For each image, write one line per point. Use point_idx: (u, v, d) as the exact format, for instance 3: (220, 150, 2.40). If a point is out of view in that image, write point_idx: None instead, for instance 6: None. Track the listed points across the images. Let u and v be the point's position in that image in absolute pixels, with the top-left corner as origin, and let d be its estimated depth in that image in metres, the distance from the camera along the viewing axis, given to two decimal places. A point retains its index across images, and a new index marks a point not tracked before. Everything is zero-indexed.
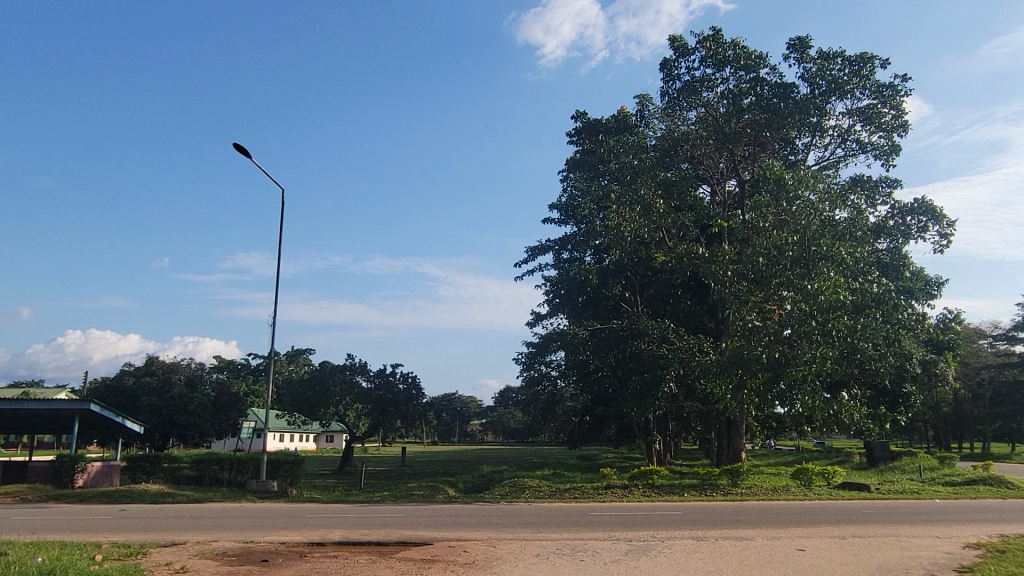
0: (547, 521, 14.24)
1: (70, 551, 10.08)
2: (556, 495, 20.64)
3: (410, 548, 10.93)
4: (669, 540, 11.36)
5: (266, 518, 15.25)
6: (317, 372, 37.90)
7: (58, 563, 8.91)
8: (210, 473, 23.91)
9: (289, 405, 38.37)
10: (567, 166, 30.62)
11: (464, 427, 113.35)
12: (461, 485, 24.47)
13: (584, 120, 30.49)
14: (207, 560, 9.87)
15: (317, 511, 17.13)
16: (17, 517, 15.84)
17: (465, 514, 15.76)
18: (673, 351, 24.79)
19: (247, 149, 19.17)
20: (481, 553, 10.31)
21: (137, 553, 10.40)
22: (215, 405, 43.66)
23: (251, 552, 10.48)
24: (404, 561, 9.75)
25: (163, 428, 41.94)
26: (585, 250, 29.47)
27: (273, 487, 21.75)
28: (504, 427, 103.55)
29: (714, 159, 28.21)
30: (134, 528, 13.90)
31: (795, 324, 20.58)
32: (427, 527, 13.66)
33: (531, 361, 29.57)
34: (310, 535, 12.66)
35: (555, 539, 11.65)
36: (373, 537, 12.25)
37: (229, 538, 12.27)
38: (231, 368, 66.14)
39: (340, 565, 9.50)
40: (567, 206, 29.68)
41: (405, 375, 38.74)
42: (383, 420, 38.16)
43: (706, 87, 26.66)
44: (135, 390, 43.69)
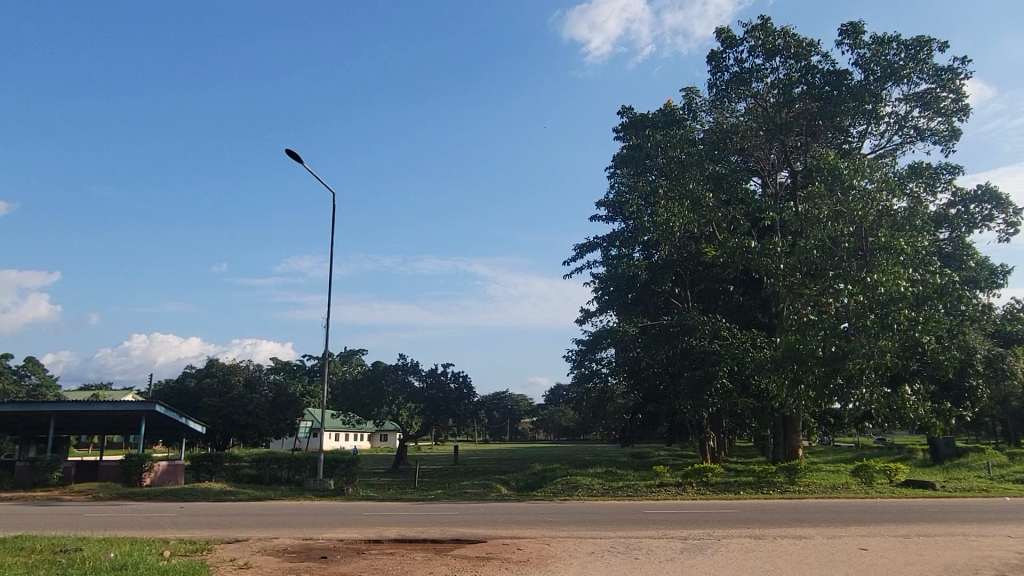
0: (601, 519, 14.19)
1: (140, 547, 10.50)
2: (609, 493, 20.51)
3: (465, 546, 11.04)
4: (726, 539, 11.22)
5: (324, 516, 15.59)
6: (370, 372, 38.55)
7: (128, 559, 9.25)
8: (269, 471, 24.59)
9: (344, 405, 39.22)
10: (614, 163, 30.48)
11: (515, 426, 113.92)
12: (513, 484, 24.54)
13: (631, 115, 30.29)
14: (269, 556, 10.15)
15: (374, 508, 17.43)
16: (90, 515, 16.56)
17: (518, 512, 15.84)
18: (727, 347, 24.46)
19: (299, 155, 19.72)
20: (536, 551, 10.35)
21: (202, 549, 10.77)
22: (273, 405, 44.86)
23: (311, 549, 10.75)
24: (458, 559, 9.83)
25: (224, 428, 43.28)
26: (634, 246, 29.27)
27: (330, 485, 22.20)
28: (556, 425, 103.73)
29: (764, 150, 27.64)
30: (199, 525, 14.39)
31: (853, 317, 19.98)
32: (481, 525, 13.78)
33: (582, 359, 29.56)
34: (367, 532, 12.93)
35: (610, 537, 11.63)
36: (428, 535, 12.41)
37: (290, 535, 12.64)
38: (287, 369, 68.02)
39: (395, 562, 9.63)
40: (615, 202, 29.54)
41: (456, 374, 39.01)
42: (435, 419, 38.53)
43: (756, 78, 26.18)
44: (197, 391, 45.23)
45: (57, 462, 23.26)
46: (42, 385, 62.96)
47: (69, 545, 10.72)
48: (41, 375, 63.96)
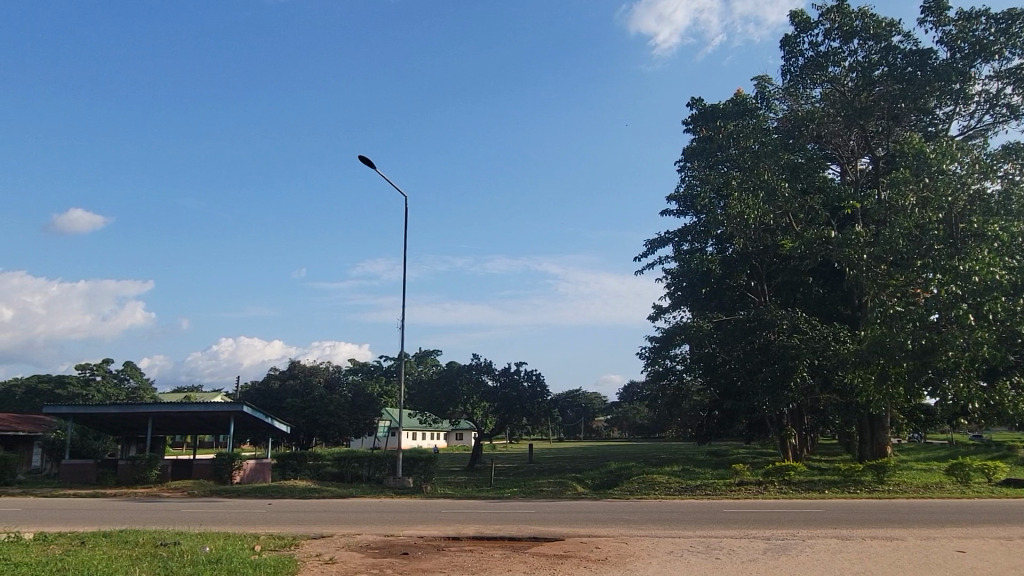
0: (680, 518, 14.04)
1: (233, 542, 11.01)
2: (686, 492, 20.21)
3: (543, 544, 11.11)
4: (811, 539, 10.92)
5: (405, 514, 15.98)
6: (444, 372, 39.21)
7: (223, 553, 9.74)
8: (351, 470, 25.36)
9: (420, 405, 40.05)
10: (684, 156, 30.10)
11: (589, 424, 113.63)
12: (589, 482, 24.50)
13: (700, 106, 29.76)
14: (352, 552, 10.48)
15: (451, 506, 17.70)
16: (187, 511, 17.46)
17: (596, 511, 15.85)
18: (808, 342, 23.77)
19: (371, 160, 20.19)
20: (614, 549, 10.35)
21: (290, 544, 11.23)
22: (352, 405, 46.14)
23: (392, 546, 11.04)
24: (536, 556, 9.90)
25: (307, 428, 44.73)
26: (706, 240, 28.78)
27: (409, 483, 22.72)
28: (631, 423, 102.68)
29: (843, 137, 26.65)
30: (288, 521, 14.99)
31: (943, 308, 18.99)
32: (558, 523, 13.82)
33: (655, 355, 29.21)
34: (446, 529, 13.19)
35: (689, 536, 11.47)
36: (505, 532, 12.55)
37: (372, 532, 13.00)
38: (365, 369, 69.88)
39: (475, 559, 9.78)
40: (686, 196, 29.11)
41: (529, 372, 39.16)
42: (509, 418, 38.81)
43: (832, 61, 25.23)
44: (280, 392, 46.98)
45: (155, 461, 24.60)
46: (140, 387, 66.55)
47: (168, 539, 11.34)
48: (138, 378, 67.64)
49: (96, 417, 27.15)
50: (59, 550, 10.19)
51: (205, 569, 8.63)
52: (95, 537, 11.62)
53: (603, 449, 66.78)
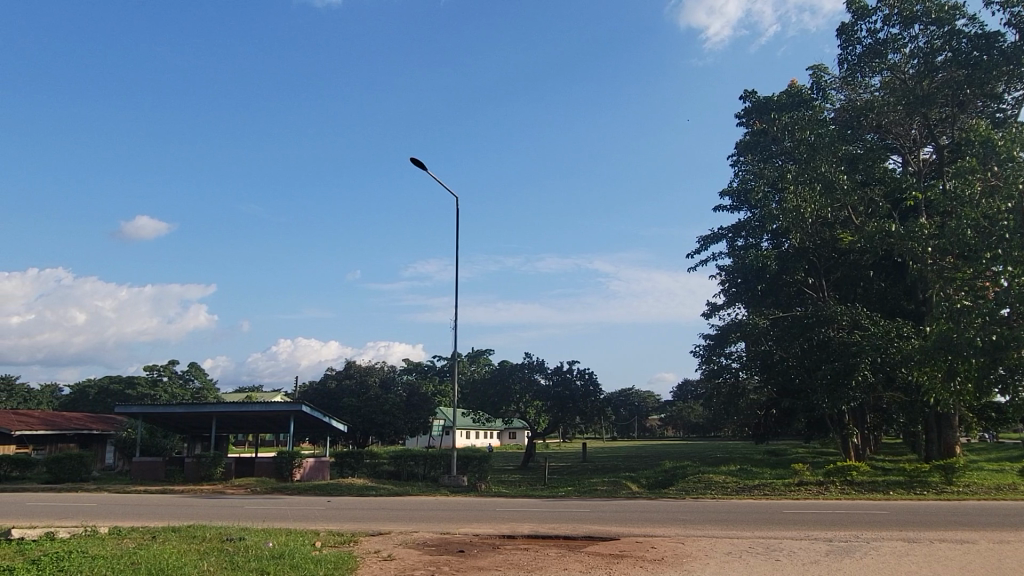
0: (739, 518, 13.83)
1: (295, 538, 11.31)
2: (744, 492, 19.86)
3: (598, 543, 11.10)
4: (876, 541, 10.62)
5: (461, 512, 16.16)
6: (497, 371, 39.44)
7: (285, 548, 10.03)
8: (407, 468, 25.75)
9: (473, 404, 40.38)
10: (737, 150, 29.64)
11: (643, 422, 112.59)
12: (644, 481, 24.33)
13: (753, 99, 29.23)
14: (410, 549, 10.66)
15: (506, 505, 17.81)
16: (250, 507, 18.02)
17: (652, 510, 15.72)
18: (869, 338, 23.07)
19: (423, 162, 20.46)
20: (670, 549, 10.25)
21: (350, 540, 11.49)
22: (407, 405, 46.76)
23: (449, 543, 11.18)
24: (592, 556, 9.89)
25: (363, 427, 45.54)
26: (762, 235, 28.27)
27: (463, 482, 22.98)
28: (686, 422, 101.27)
29: (904, 126, 25.83)
30: (346, 518, 15.32)
31: (1015, 302, 17.95)
32: (614, 522, 13.76)
33: (710, 354, 28.78)
34: (502, 528, 13.27)
35: (748, 537, 11.28)
36: (560, 531, 12.58)
37: (429, 529, 13.18)
38: (419, 369, 70.71)
39: (530, 558, 9.82)
40: (740, 190, 28.62)
41: (582, 370, 39.00)
42: (562, 417, 38.76)
43: (892, 48, 24.45)
44: (337, 392, 47.96)
45: (219, 458, 25.46)
46: (204, 388, 68.76)
47: (234, 534, 11.74)
48: (202, 379, 69.88)
49: (164, 417, 28.22)
50: (132, 544, 10.64)
51: (269, 564, 8.88)
52: (165, 532, 12.11)
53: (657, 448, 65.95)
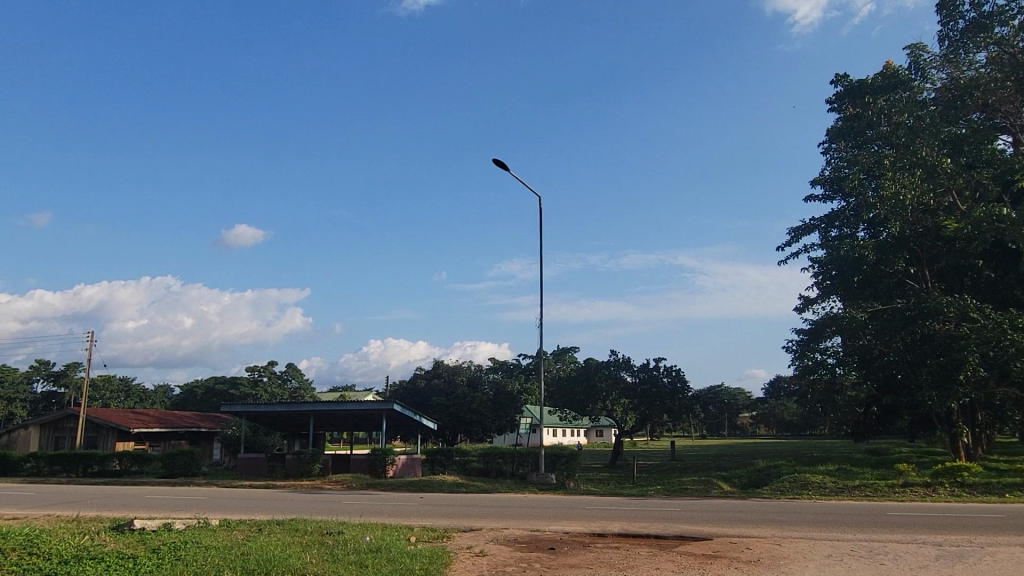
0: (838, 521, 13.32)
1: (391, 533, 11.67)
2: (844, 492, 19.15)
3: (691, 543, 10.96)
4: (989, 546, 10.04)
5: (550, 509, 16.30)
6: (583, 369, 39.35)
7: (382, 543, 10.36)
8: (496, 466, 26.07)
9: (560, 402, 40.47)
10: (828, 137, 28.57)
11: (733, 420, 109.66)
12: (735, 480, 23.78)
13: (845, 83, 28.05)
14: (502, 545, 10.82)
15: (597, 503, 17.79)
16: (347, 502, 18.72)
17: (746, 510, 15.36)
18: (979, 331, 21.75)
19: (505, 163, 20.66)
20: (765, 551, 10.01)
21: (443, 536, 11.77)
22: (494, 403, 47.25)
23: (539, 541, 11.29)
24: (684, 556, 9.75)
25: (452, 425, 46.41)
26: (858, 225, 27.11)
27: (552, 479, 23.09)
28: (780, 419, 97.93)
29: (1016, 103, 23.93)
30: (438, 514, 15.68)
31: None
32: (706, 522, 13.56)
33: (804, 350, 27.86)
34: (592, 526, 13.27)
35: (849, 540, 10.89)
36: (651, 530, 12.48)
37: (520, 526, 13.35)
38: (505, 368, 71.37)
39: (621, 556, 9.81)
40: (833, 179, 27.49)
41: (669, 367, 38.42)
42: (650, 415, 38.29)
43: (999, 21, 22.91)
44: (427, 391, 49.10)
45: (317, 455, 26.50)
46: (301, 387, 71.63)
47: (333, 528, 12.21)
48: (299, 379, 72.82)
49: (265, 415, 29.57)
50: (241, 536, 11.28)
51: (366, 558, 9.20)
52: (271, 524, 12.76)
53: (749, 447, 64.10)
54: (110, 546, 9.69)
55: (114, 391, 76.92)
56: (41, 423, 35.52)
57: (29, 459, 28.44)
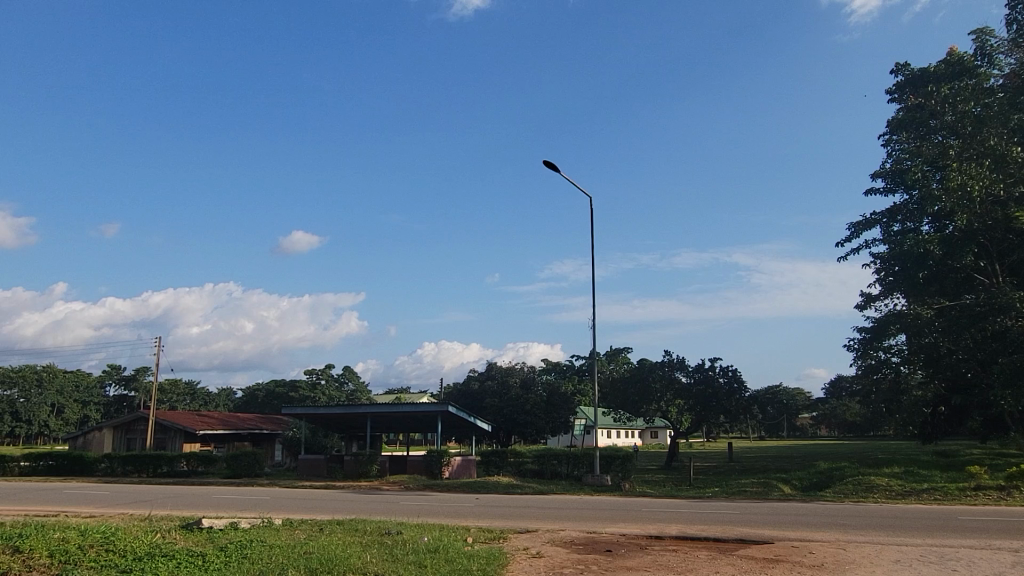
0: (905, 524, 12.91)
1: (448, 533, 11.78)
2: (911, 495, 18.53)
3: (751, 546, 10.77)
4: None
5: (607, 511, 16.22)
6: (637, 370, 38.99)
7: (440, 543, 10.46)
8: (550, 467, 26.06)
9: (614, 403, 40.24)
10: (889, 129, 27.68)
11: (793, 421, 107.19)
12: (796, 483, 23.23)
13: (907, 72, 27.11)
14: (559, 547, 10.82)
15: (655, 506, 17.61)
16: (405, 503, 18.99)
17: (808, 513, 14.99)
18: None
19: (555, 163, 20.58)
20: (830, 555, 9.75)
21: (499, 537, 11.82)
22: (548, 404, 47.17)
23: (596, 542, 11.24)
24: (745, 560, 9.58)
25: (507, 427, 46.60)
26: (922, 218, 26.18)
27: (607, 481, 22.98)
28: (842, 420, 95.30)
29: None
30: (494, 514, 15.77)
31: None
32: (766, 525, 13.30)
33: (866, 348, 27.12)
34: (650, 528, 13.17)
35: (917, 544, 10.53)
36: (710, 533, 12.29)
37: (576, 528, 13.32)
38: (559, 368, 71.33)
39: (679, 559, 9.70)
40: (894, 171, 26.62)
41: (725, 367, 37.71)
42: (706, 416, 37.70)
43: None
44: (480, 392, 49.41)
45: (374, 456, 26.95)
46: (358, 390, 72.84)
47: (392, 529, 12.39)
48: (356, 382, 74.10)
49: (323, 417, 30.18)
50: (303, 535, 11.55)
51: (425, 558, 9.31)
52: (332, 524, 13.04)
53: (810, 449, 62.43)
54: (180, 544, 10.03)
55: (180, 393, 79.64)
56: (114, 425, 37.05)
57: (103, 459, 29.69)
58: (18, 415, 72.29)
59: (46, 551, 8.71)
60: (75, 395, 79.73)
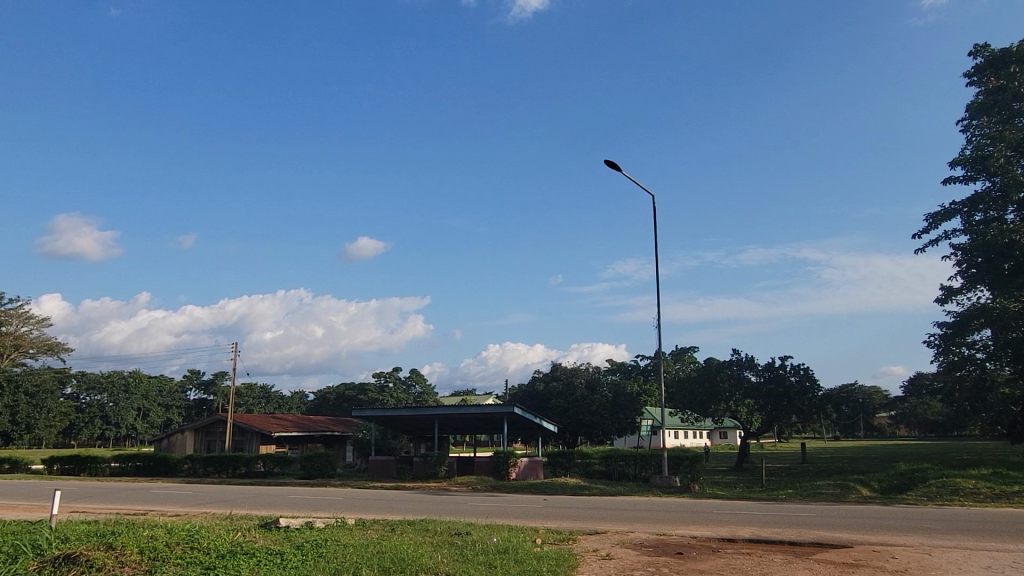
0: (994, 529, 12.33)
1: (517, 534, 11.82)
2: (999, 499, 17.63)
3: (829, 550, 10.45)
4: None
5: (678, 513, 15.98)
6: (704, 369, 38.31)
7: (509, 545, 10.51)
8: (618, 468, 25.81)
9: (681, 402, 39.66)
10: (968, 114, 26.40)
11: (869, 421, 103.33)
12: (875, 485, 22.36)
13: (986, 53, 25.81)
14: (628, 549, 10.72)
15: (725, 508, 17.28)
16: (474, 503, 19.16)
17: (886, 517, 14.45)
18: None
19: (616, 163, 20.38)
20: (914, 560, 9.38)
21: (568, 539, 11.80)
22: (613, 405, 46.79)
23: (666, 545, 11.11)
24: (823, 564, 9.31)
25: (573, 427, 46.54)
26: (1006, 207, 24.88)
27: (676, 482, 22.64)
28: (923, 419, 91.40)
29: None
30: (563, 516, 15.80)
31: None
32: (845, 529, 12.85)
33: (948, 344, 26.02)
34: (721, 531, 12.95)
35: (1008, 551, 10.03)
36: (785, 536, 12.00)
37: (646, 530, 13.20)
38: (623, 369, 70.76)
39: (754, 563, 9.50)
40: (975, 158, 25.39)
41: (796, 366, 36.62)
42: (777, 416, 36.71)
43: None
44: (546, 393, 49.42)
45: (442, 458, 27.30)
46: (425, 392, 73.95)
47: (461, 529, 12.52)
48: (423, 384, 75.24)
49: (393, 419, 30.76)
50: (376, 535, 11.83)
51: (494, 559, 9.38)
52: (403, 524, 13.28)
53: (889, 449, 59.99)
54: (259, 542, 10.38)
55: (256, 396, 82.60)
56: (195, 428, 38.66)
57: (185, 461, 30.98)
58: (108, 418, 76.32)
59: (136, 548, 9.15)
60: (160, 399, 83.68)
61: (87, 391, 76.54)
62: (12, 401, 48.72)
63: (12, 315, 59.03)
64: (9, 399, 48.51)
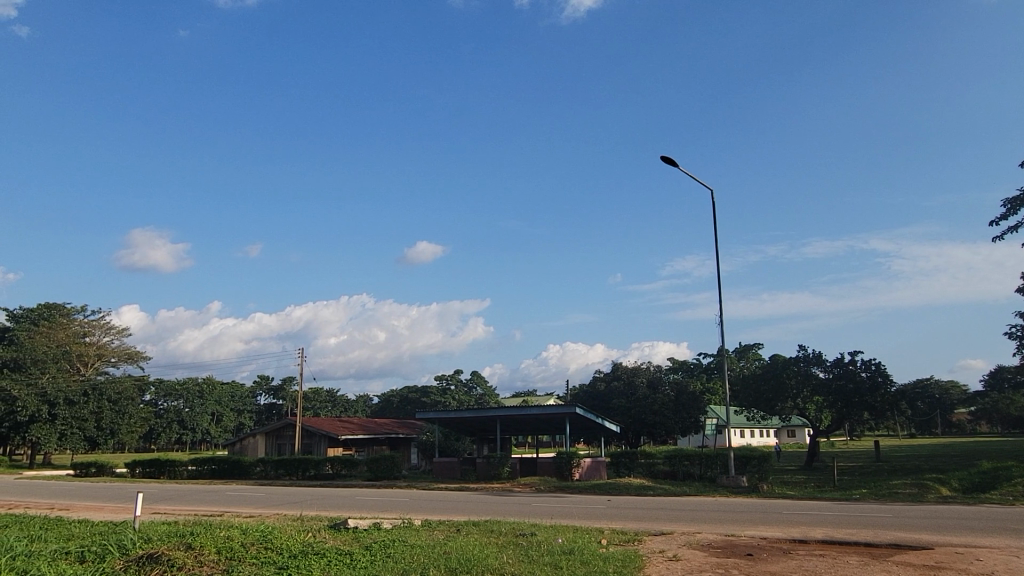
0: None
1: (582, 535, 11.79)
2: None
3: (908, 552, 10.06)
4: None
5: (745, 513, 15.67)
6: (771, 366, 37.42)
7: (574, 545, 10.50)
8: (682, 468, 25.43)
9: (746, 400, 38.81)
10: None
11: (947, 417, 98.82)
12: (955, 484, 21.40)
13: None
14: (695, 550, 10.57)
15: (795, 508, 16.86)
16: (537, 504, 19.23)
17: (967, 517, 13.84)
18: None
19: (673, 158, 20.14)
20: (1000, 563, 8.94)
21: (634, 539, 11.72)
22: (676, 404, 46.06)
23: (735, 546, 10.91)
24: (902, 566, 8.99)
25: (635, 427, 46.15)
26: None
27: (743, 482, 22.20)
28: (1007, 414, 86.88)
29: None
30: (628, 517, 15.69)
31: None
32: (926, 531, 12.30)
33: None
34: (793, 531, 12.66)
35: None
36: (860, 537, 11.63)
37: (714, 531, 13.00)
38: (685, 368, 69.68)
39: (828, 564, 9.25)
40: None
41: (867, 361, 35.38)
42: (848, 414, 35.47)
43: None
44: (607, 393, 49.19)
45: (505, 459, 27.47)
46: (486, 393, 74.52)
47: (527, 529, 12.58)
48: (484, 386, 75.70)
49: (454, 421, 31.12)
50: (442, 535, 12.02)
51: (561, 559, 9.41)
52: (469, 525, 13.45)
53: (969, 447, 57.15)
54: (329, 543, 10.68)
55: (323, 400, 84.55)
56: (266, 432, 39.94)
57: (258, 463, 31.97)
58: (184, 423, 79.06)
59: (213, 548, 9.51)
60: (232, 404, 86.67)
61: (163, 398, 79.77)
62: (96, 408, 50.99)
63: (94, 326, 62.62)
64: (94, 406, 50.82)
